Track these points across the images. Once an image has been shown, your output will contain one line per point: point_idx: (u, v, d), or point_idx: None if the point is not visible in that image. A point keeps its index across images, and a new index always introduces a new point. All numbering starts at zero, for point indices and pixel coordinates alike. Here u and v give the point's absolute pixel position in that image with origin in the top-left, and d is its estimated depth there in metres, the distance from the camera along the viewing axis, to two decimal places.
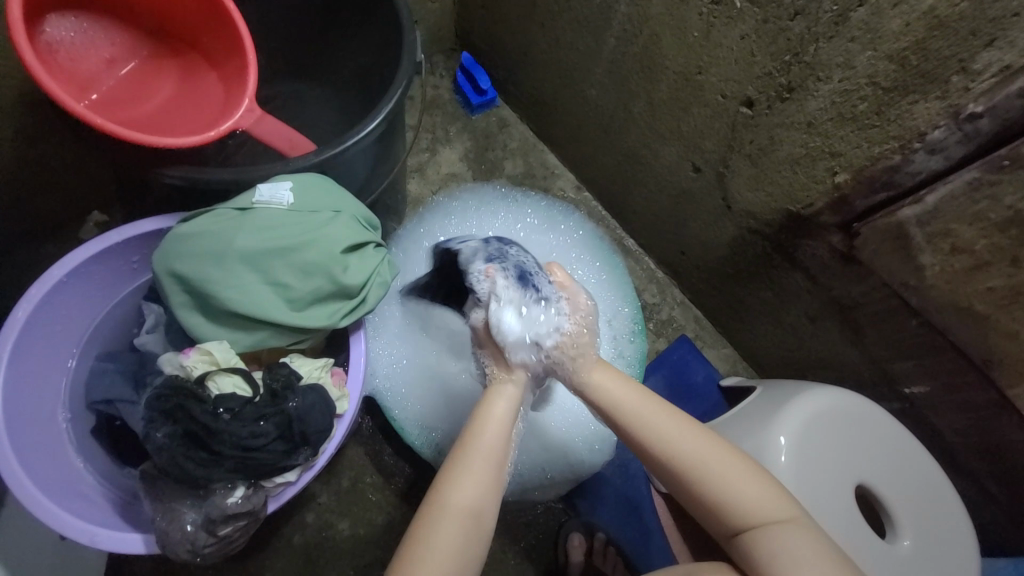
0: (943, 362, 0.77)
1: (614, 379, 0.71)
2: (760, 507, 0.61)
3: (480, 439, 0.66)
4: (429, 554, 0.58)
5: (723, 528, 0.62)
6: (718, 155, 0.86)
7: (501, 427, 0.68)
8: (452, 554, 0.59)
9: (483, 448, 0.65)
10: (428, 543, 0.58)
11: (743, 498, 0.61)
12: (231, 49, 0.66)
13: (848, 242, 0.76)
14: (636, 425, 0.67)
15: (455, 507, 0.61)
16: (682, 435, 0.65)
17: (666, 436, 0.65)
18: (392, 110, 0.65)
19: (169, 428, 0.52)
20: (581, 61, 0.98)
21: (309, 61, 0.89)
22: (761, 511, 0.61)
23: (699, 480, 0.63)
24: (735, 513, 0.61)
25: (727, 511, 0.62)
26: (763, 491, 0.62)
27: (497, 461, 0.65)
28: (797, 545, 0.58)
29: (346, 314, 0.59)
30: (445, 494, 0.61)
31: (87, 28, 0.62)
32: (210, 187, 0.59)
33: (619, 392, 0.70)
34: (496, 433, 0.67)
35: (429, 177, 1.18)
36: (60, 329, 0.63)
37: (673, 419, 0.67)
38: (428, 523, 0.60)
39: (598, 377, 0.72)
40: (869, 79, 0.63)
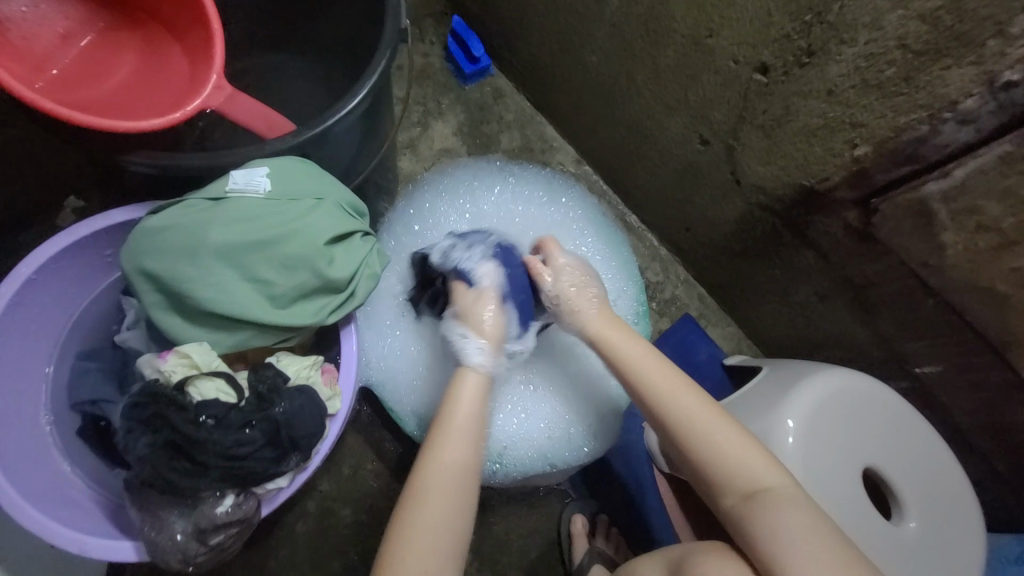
0: (957, 343, 0.74)
1: (622, 334, 0.76)
2: (749, 473, 0.62)
3: (455, 408, 0.70)
4: (425, 514, 0.62)
5: (714, 493, 0.64)
6: (728, 126, 0.80)
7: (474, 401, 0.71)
8: (444, 515, 0.62)
9: (461, 418, 0.69)
10: (421, 505, 0.62)
11: (733, 462, 0.63)
12: (193, 18, 0.59)
13: (864, 218, 0.72)
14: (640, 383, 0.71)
15: (441, 472, 0.65)
16: (680, 395, 0.68)
17: (665, 397, 0.69)
18: (377, 83, 0.60)
19: (149, 438, 0.50)
20: (581, 24, 0.91)
21: (287, 29, 0.82)
22: (750, 477, 0.62)
23: (694, 443, 0.65)
24: (723, 476, 0.63)
25: (716, 474, 0.64)
26: (753, 458, 0.63)
27: (474, 430, 0.69)
28: (784, 517, 0.58)
29: (334, 310, 0.56)
30: (431, 459, 0.66)
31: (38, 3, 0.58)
32: (179, 173, 0.54)
33: (628, 349, 0.74)
34: (471, 405, 0.71)
35: (422, 153, 1.12)
36: (34, 328, 0.60)
37: (671, 379, 0.70)
38: (420, 488, 0.63)
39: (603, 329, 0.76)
40: (898, 41, 0.57)
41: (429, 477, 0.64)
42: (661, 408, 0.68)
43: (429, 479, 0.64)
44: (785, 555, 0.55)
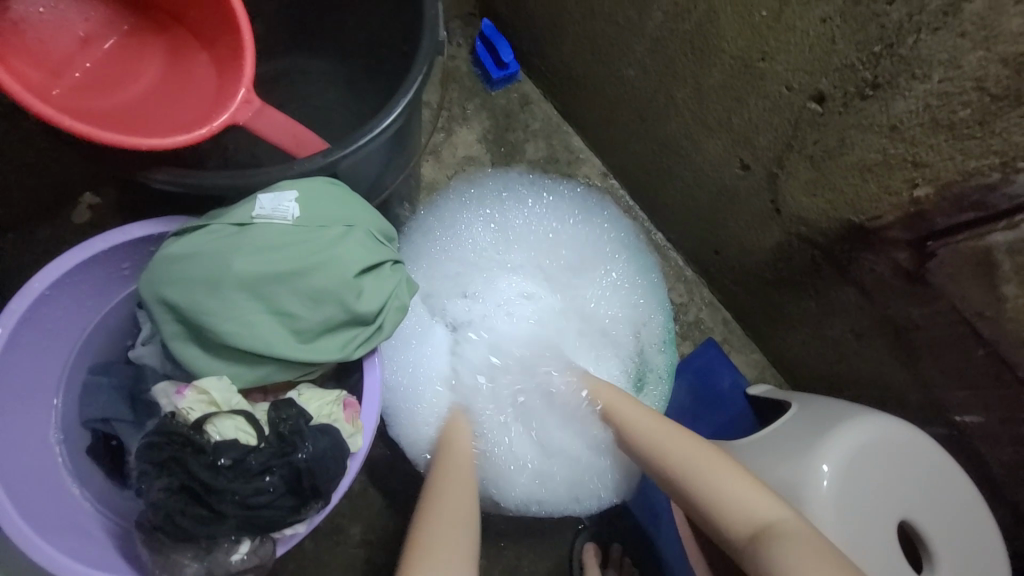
0: (1006, 396, 0.70)
1: (617, 397, 0.79)
2: (749, 507, 0.62)
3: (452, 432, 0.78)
4: (441, 504, 0.66)
5: (724, 534, 0.63)
6: (773, 153, 0.76)
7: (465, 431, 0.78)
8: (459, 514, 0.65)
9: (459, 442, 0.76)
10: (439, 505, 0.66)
11: (733, 495, 0.63)
12: (221, 24, 0.56)
13: (916, 260, 0.68)
14: (627, 427, 0.76)
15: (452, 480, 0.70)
16: (660, 432, 0.73)
17: (656, 442, 0.72)
18: (410, 102, 0.57)
19: (163, 482, 0.47)
20: (620, 36, 0.87)
21: (314, 29, 0.78)
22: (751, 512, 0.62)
23: (693, 478, 0.66)
24: (724, 510, 0.63)
25: (721, 516, 0.63)
26: (752, 492, 0.63)
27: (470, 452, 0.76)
28: (789, 551, 0.56)
29: (361, 343, 0.53)
30: (443, 464, 0.73)
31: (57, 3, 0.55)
32: (204, 192, 0.51)
33: (621, 405, 0.78)
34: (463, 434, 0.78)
35: (445, 159, 1.08)
36: (47, 343, 0.58)
37: (642, 413, 0.76)
38: (437, 488, 0.69)
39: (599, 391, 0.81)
40: (976, 82, 0.53)
41: (444, 472, 0.71)
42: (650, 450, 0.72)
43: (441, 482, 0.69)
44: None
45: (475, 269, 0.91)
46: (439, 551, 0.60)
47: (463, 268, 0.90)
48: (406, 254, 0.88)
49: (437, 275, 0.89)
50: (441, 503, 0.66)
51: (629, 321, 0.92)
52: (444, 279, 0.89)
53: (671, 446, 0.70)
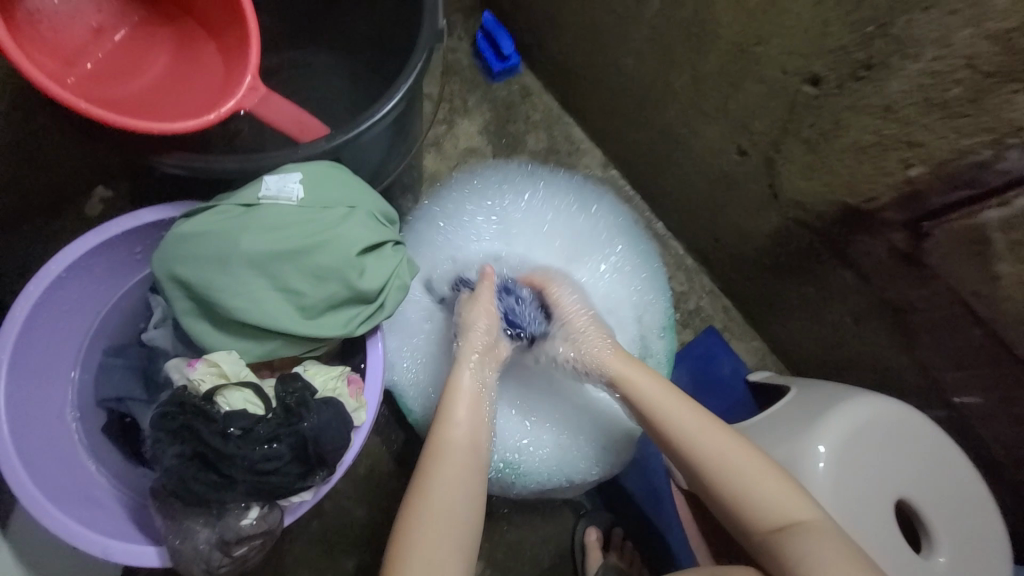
0: (1005, 376, 0.71)
1: (645, 375, 0.74)
2: (777, 504, 0.62)
3: (454, 400, 0.74)
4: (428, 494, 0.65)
5: (744, 527, 0.63)
6: (770, 138, 0.77)
7: (471, 402, 0.74)
8: (455, 515, 0.64)
9: (461, 419, 0.72)
10: (431, 502, 0.64)
11: (765, 494, 0.62)
12: (229, 13, 0.59)
13: (912, 242, 0.69)
14: (654, 409, 0.71)
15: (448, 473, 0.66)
16: (694, 422, 0.68)
17: (691, 434, 0.68)
18: (410, 88, 0.58)
19: (177, 449, 0.49)
20: (618, 26, 0.88)
21: (317, 22, 0.80)
22: (779, 510, 0.61)
23: (723, 475, 0.64)
24: (755, 506, 0.62)
25: (751, 512, 0.62)
26: (781, 490, 0.62)
27: (466, 427, 0.71)
28: (821, 550, 0.56)
29: (364, 320, 0.55)
30: (434, 443, 0.69)
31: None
32: (213, 176, 0.53)
33: (646, 384, 0.73)
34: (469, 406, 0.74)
35: (446, 151, 1.10)
36: (61, 324, 0.60)
37: (673, 398, 0.71)
38: (426, 471, 0.66)
39: (625, 366, 0.76)
40: (967, 60, 0.53)
41: (435, 454, 0.68)
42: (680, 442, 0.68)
43: (436, 478, 0.66)
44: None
45: (478, 248, 0.92)
46: (422, 546, 0.61)
47: (467, 254, 0.92)
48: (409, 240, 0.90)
49: (440, 262, 0.91)
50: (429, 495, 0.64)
51: (631, 305, 0.92)
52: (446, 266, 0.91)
53: (707, 440, 0.66)
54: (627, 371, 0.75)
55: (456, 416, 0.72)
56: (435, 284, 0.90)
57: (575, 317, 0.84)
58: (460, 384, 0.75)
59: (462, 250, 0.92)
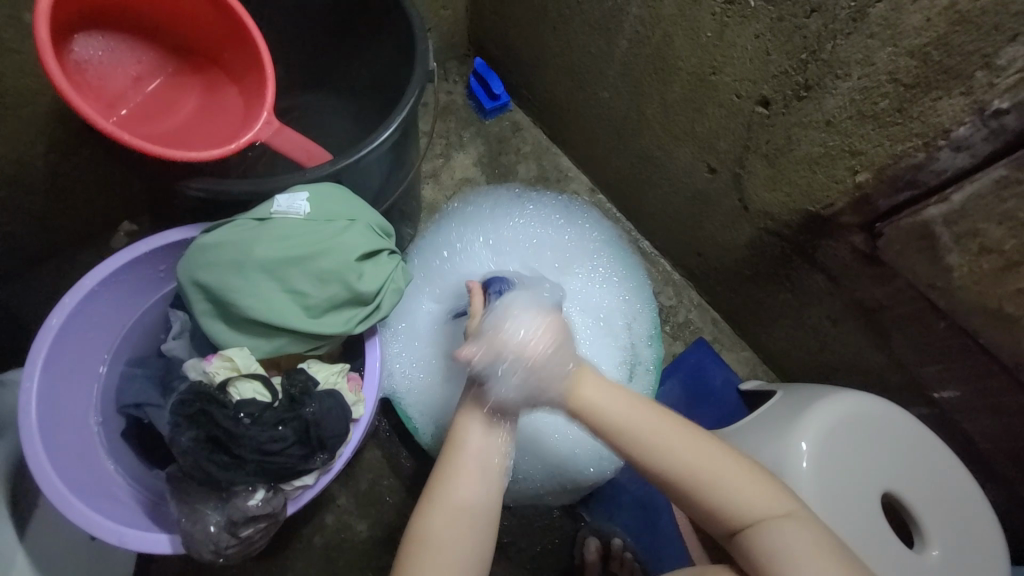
0: (975, 366, 0.74)
1: (599, 391, 0.65)
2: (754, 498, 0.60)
3: (466, 431, 0.66)
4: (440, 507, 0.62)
5: (714, 525, 0.61)
6: (733, 155, 0.84)
7: (485, 432, 0.67)
8: (461, 553, 0.61)
9: (472, 448, 0.65)
10: (435, 536, 0.61)
11: (727, 489, 0.60)
12: (251, 63, 0.69)
13: (870, 242, 0.74)
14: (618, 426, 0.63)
15: (454, 507, 0.62)
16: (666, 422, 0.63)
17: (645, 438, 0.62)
18: (406, 118, 0.66)
19: (193, 432, 0.55)
20: (594, 64, 0.98)
21: (325, 71, 0.91)
22: (751, 503, 0.60)
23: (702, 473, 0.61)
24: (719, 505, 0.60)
25: (716, 511, 0.60)
26: (755, 484, 0.60)
27: (482, 449, 0.66)
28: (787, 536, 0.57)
29: (361, 320, 0.61)
30: (445, 460, 0.65)
31: (114, 47, 0.66)
32: (230, 197, 0.61)
33: (604, 399, 0.64)
34: (485, 433, 0.67)
35: (444, 182, 1.19)
36: (90, 336, 0.67)
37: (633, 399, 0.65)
38: (438, 485, 0.64)
39: (582, 389, 0.64)
40: (889, 75, 0.61)
41: (448, 467, 0.65)
42: (647, 456, 0.62)
43: (440, 511, 0.62)
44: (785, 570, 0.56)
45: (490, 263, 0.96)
46: (432, 559, 0.60)
47: (471, 271, 0.95)
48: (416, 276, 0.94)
49: (447, 278, 0.95)
50: (441, 506, 0.62)
51: (621, 313, 0.96)
52: (451, 281, 0.95)
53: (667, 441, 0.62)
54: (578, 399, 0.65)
55: (471, 434, 0.66)
56: (444, 296, 0.94)
57: (512, 354, 0.64)
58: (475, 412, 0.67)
59: (466, 267, 0.96)
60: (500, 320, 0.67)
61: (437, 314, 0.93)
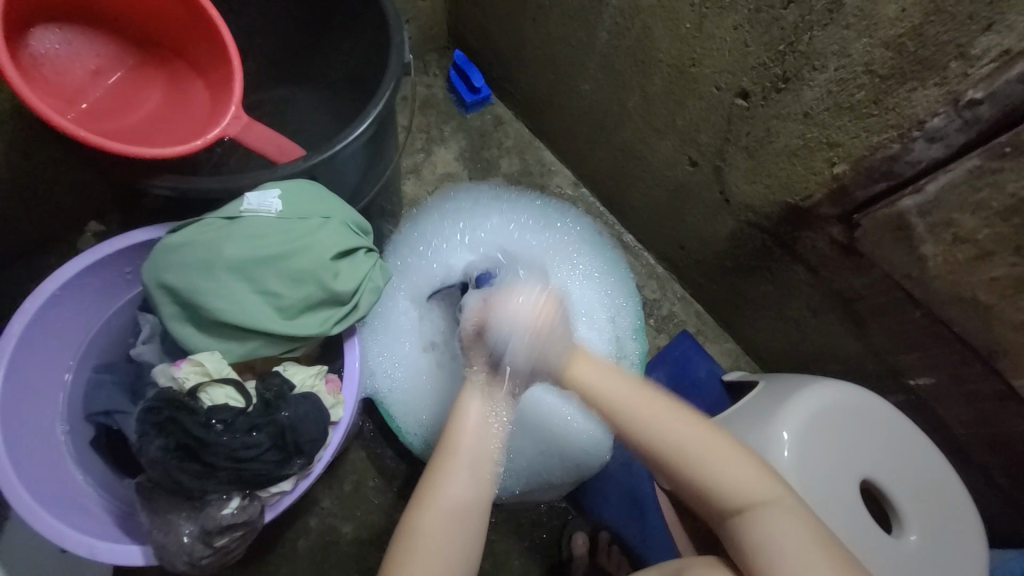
0: (950, 354, 0.75)
1: (597, 371, 0.66)
2: (747, 483, 0.60)
3: (460, 433, 0.67)
4: (431, 507, 0.62)
5: (709, 506, 0.62)
6: (714, 148, 0.84)
7: (477, 440, 0.67)
8: (450, 549, 0.60)
9: (464, 448, 0.66)
10: (426, 532, 0.60)
11: (725, 471, 0.61)
12: (217, 55, 0.66)
13: (848, 233, 0.75)
14: (611, 409, 0.64)
15: (445, 504, 0.62)
16: (665, 421, 0.62)
17: (654, 429, 0.62)
18: (382, 111, 0.64)
19: (161, 441, 0.54)
20: (575, 56, 0.97)
21: (299, 63, 0.88)
22: (744, 489, 0.60)
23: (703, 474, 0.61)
24: (715, 487, 0.61)
25: (713, 495, 0.61)
26: (750, 469, 0.61)
27: (473, 451, 0.66)
28: (777, 527, 0.57)
29: (338, 321, 0.60)
30: (437, 459, 0.65)
31: (71, 40, 0.63)
32: (199, 195, 0.59)
33: (600, 383, 0.65)
34: (475, 442, 0.67)
35: (425, 177, 1.17)
36: (55, 342, 0.64)
37: (635, 395, 0.64)
38: (429, 485, 0.63)
39: (577, 366, 0.67)
40: (865, 66, 0.61)
41: (441, 466, 0.64)
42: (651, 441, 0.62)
43: (431, 512, 0.61)
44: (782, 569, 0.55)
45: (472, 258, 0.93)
46: (422, 561, 0.59)
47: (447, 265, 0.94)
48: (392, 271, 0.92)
49: (424, 273, 0.94)
50: (432, 506, 0.62)
51: (603, 307, 0.95)
52: (429, 276, 0.94)
53: (673, 433, 0.62)
54: (575, 376, 0.66)
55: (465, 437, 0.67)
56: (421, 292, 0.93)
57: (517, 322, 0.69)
58: (469, 414, 0.68)
59: (443, 262, 0.95)
60: (507, 294, 0.74)
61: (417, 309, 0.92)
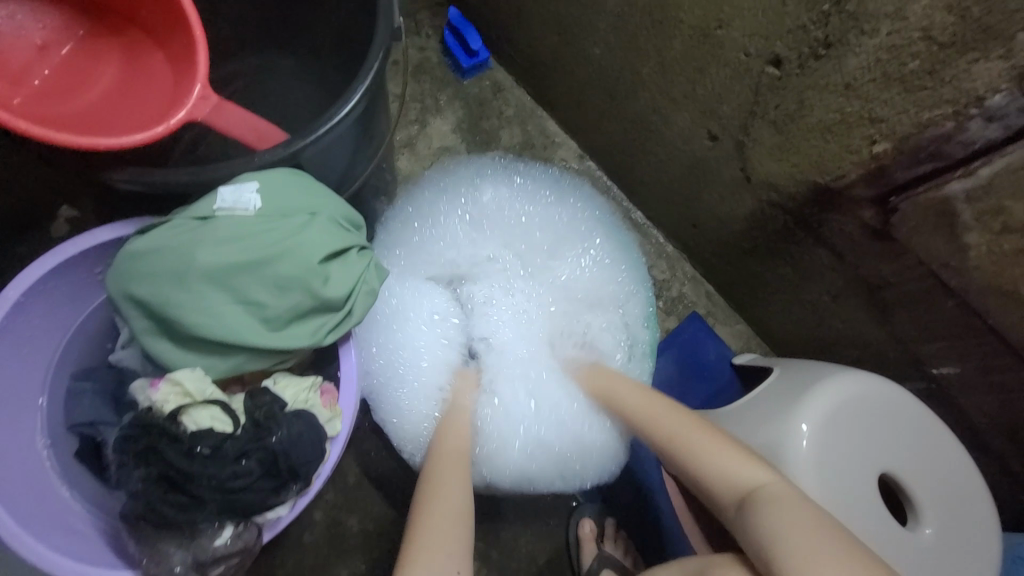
0: (978, 345, 0.72)
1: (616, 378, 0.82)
2: (749, 476, 0.62)
3: (452, 413, 0.80)
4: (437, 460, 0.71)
5: (718, 507, 0.63)
6: (737, 121, 0.77)
7: (462, 432, 0.77)
8: (451, 496, 0.66)
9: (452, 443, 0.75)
10: (431, 491, 0.66)
11: (716, 461, 0.64)
12: (174, 22, 0.58)
13: (882, 218, 0.69)
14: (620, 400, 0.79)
15: (446, 454, 0.72)
16: (660, 412, 0.73)
17: (650, 418, 0.73)
18: (371, 87, 0.56)
19: (142, 472, 0.51)
20: (583, 15, 0.87)
21: (277, 27, 0.78)
22: (738, 480, 0.62)
23: (696, 464, 0.65)
24: (710, 479, 0.64)
25: (712, 488, 0.63)
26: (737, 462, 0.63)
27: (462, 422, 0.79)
28: (773, 515, 0.55)
29: (331, 329, 0.55)
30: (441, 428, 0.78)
31: (14, 15, 0.57)
32: (167, 190, 0.52)
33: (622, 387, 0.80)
34: (459, 430, 0.77)
35: (420, 152, 1.09)
36: (26, 350, 0.60)
37: (638, 393, 0.78)
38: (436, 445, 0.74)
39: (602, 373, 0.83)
40: (923, 32, 0.53)
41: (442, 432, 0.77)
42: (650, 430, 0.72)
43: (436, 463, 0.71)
44: (782, 552, 0.52)
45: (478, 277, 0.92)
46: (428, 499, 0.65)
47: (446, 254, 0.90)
48: (390, 269, 0.85)
49: (424, 254, 0.89)
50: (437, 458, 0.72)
51: (614, 295, 0.90)
52: (430, 259, 0.90)
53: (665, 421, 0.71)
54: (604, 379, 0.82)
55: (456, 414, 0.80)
56: (413, 270, 0.88)
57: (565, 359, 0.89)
58: (454, 413, 0.80)
59: (440, 246, 0.90)
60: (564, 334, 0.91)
61: (416, 292, 0.88)
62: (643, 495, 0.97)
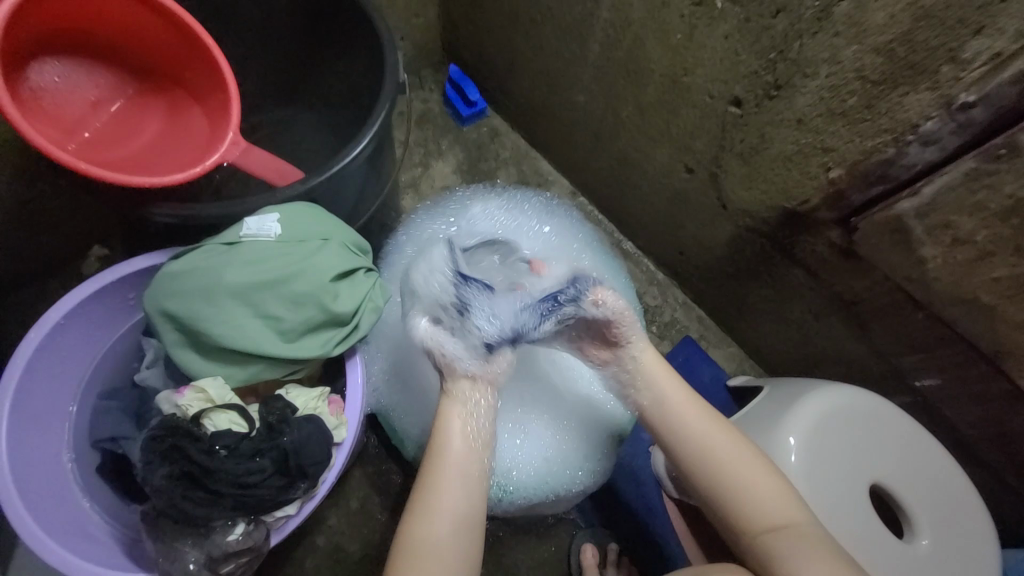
0: (955, 355, 0.75)
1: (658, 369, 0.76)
2: (780, 504, 0.65)
3: (446, 445, 0.70)
4: (431, 506, 0.66)
5: (739, 523, 0.65)
6: (710, 155, 0.85)
7: (457, 477, 0.69)
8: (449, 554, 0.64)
9: (453, 459, 0.70)
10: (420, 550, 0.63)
11: (758, 488, 0.65)
12: (213, 84, 0.69)
13: (847, 236, 0.74)
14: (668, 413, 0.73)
15: (441, 508, 0.66)
16: (710, 430, 0.70)
17: (699, 433, 0.70)
18: (380, 131, 0.65)
19: (165, 470, 0.55)
20: (568, 68, 0.98)
21: (297, 85, 0.89)
22: (772, 506, 0.64)
23: (728, 480, 0.66)
24: (751, 502, 0.65)
25: (742, 507, 0.65)
26: (778, 487, 0.66)
27: (461, 457, 0.70)
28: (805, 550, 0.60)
29: (339, 342, 0.61)
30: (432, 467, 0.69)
31: (70, 72, 0.64)
32: (200, 222, 0.60)
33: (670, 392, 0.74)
34: (457, 468, 0.69)
35: (423, 192, 1.18)
36: (61, 370, 0.66)
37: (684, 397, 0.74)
38: (428, 486, 0.68)
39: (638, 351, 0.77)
40: (857, 73, 0.61)
41: (434, 474, 0.68)
42: (697, 445, 0.69)
43: (431, 517, 0.66)
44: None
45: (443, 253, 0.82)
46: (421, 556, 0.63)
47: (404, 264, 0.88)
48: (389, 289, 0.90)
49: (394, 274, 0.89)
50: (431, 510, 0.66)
51: None
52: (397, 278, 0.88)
53: (718, 438, 0.69)
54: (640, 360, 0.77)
55: (453, 445, 0.71)
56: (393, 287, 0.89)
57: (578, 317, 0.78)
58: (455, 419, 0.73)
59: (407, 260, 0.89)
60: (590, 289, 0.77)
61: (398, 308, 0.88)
62: (644, 518, 0.98)
